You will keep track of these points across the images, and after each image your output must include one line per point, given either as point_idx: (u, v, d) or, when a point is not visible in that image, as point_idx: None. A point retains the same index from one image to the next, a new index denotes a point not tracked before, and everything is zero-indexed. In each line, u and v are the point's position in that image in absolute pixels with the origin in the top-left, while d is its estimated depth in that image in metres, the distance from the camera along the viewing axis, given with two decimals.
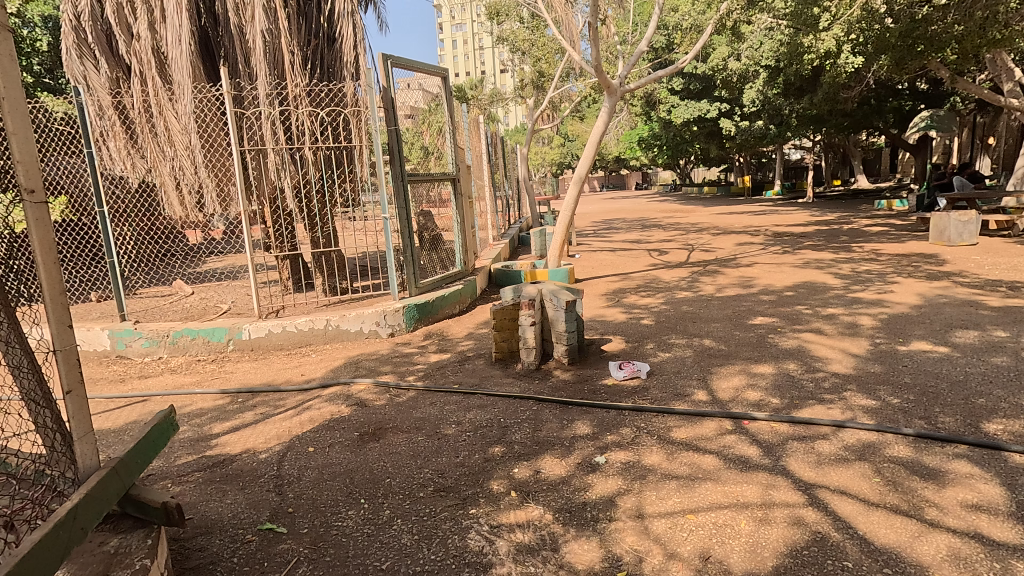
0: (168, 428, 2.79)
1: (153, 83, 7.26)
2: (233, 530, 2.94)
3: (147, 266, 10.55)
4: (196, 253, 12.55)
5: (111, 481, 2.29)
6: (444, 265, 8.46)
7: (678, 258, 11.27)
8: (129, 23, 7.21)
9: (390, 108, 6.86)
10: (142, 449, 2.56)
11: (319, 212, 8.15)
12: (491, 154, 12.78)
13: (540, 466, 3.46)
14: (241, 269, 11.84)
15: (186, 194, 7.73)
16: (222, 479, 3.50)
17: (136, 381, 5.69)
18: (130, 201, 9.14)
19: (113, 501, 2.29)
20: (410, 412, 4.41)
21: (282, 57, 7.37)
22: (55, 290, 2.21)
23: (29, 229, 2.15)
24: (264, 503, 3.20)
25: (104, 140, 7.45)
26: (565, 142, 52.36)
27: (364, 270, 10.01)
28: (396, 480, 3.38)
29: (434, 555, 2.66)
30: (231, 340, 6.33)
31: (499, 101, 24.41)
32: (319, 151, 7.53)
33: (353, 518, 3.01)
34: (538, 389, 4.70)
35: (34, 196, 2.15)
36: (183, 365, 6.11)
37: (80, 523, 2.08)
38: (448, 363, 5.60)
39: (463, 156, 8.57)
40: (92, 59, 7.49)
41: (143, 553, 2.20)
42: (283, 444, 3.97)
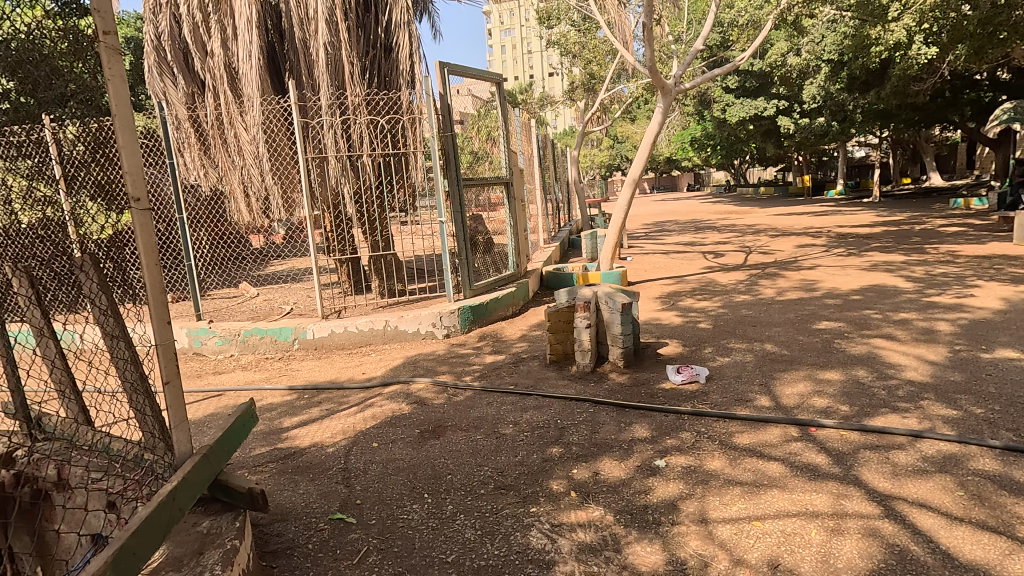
0: (250, 419, 2.98)
1: (226, 98, 7.72)
2: (307, 518, 3.10)
3: (219, 269, 11.21)
4: (262, 256, 13.20)
5: (203, 466, 2.48)
6: (497, 267, 8.58)
7: (735, 261, 10.97)
8: (203, 41, 7.69)
9: (446, 115, 7.02)
10: (228, 437, 2.74)
11: (377, 217, 8.43)
12: (542, 157, 12.84)
13: (599, 468, 3.46)
14: (303, 272, 12.36)
15: (254, 201, 8.16)
16: (294, 470, 3.69)
17: (212, 377, 6.07)
18: (203, 209, 9.76)
19: (205, 485, 2.48)
20: (468, 411, 4.50)
21: (343, 69, 7.68)
22: (158, 290, 2.42)
23: (135, 233, 2.36)
24: (334, 494, 3.36)
25: (182, 150, 8.04)
26: (615, 144, 51.84)
27: (418, 273, 10.27)
28: (457, 477, 3.47)
29: (498, 550, 2.72)
30: (296, 339, 6.63)
31: (548, 105, 24.48)
32: (377, 158, 7.80)
33: (418, 512, 3.11)
34: (593, 392, 4.70)
35: (140, 204, 2.36)
36: (253, 362, 6.46)
37: (178, 504, 2.26)
38: (503, 364, 5.68)
39: (515, 159, 8.65)
40: (171, 76, 7.95)
41: (232, 534, 2.35)
42: (348, 439, 4.15)
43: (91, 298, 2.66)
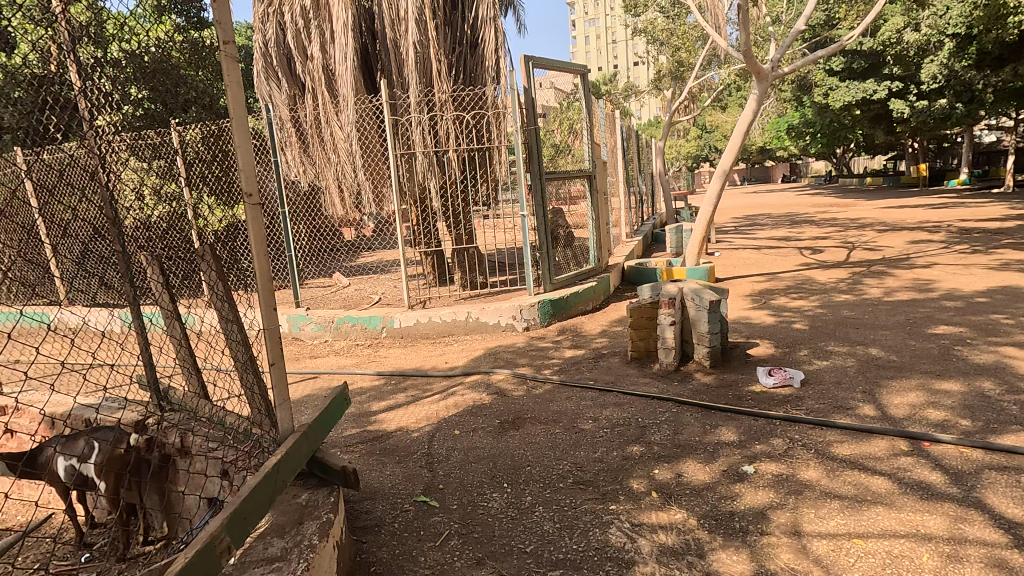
0: (343, 402, 3.17)
1: (323, 98, 8.21)
2: (394, 498, 3.26)
3: (316, 259, 12.00)
4: (355, 248, 13.96)
5: (302, 443, 2.67)
6: (578, 261, 8.51)
7: (836, 258, 10.17)
8: (304, 45, 8.20)
9: (530, 108, 7.04)
10: (324, 418, 2.93)
11: (460, 210, 8.65)
12: (626, 149, 12.55)
13: (682, 470, 3.36)
14: (391, 263, 12.94)
15: (347, 195, 8.63)
16: (382, 452, 3.89)
17: (309, 360, 6.52)
18: (302, 203, 10.47)
19: (304, 461, 2.67)
20: (548, 405, 4.52)
21: (431, 66, 7.91)
22: (266, 280, 2.63)
23: (247, 225, 2.58)
24: (418, 477, 3.50)
25: (284, 149, 8.67)
26: (703, 134, 49.66)
27: (500, 266, 10.42)
28: (536, 469, 3.50)
29: (576, 545, 2.72)
30: (384, 327, 6.96)
31: (633, 95, 23.86)
32: (462, 152, 7.98)
33: (498, 501, 3.17)
34: (677, 391, 4.55)
35: (252, 199, 2.57)
36: (345, 348, 6.87)
37: (281, 477, 2.46)
38: (583, 359, 5.64)
39: (598, 151, 8.51)
40: (276, 80, 8.64)
41: (327, 508, 2.52)
42: (432, 425, 4.31)
43: (211, 286, 2.94)
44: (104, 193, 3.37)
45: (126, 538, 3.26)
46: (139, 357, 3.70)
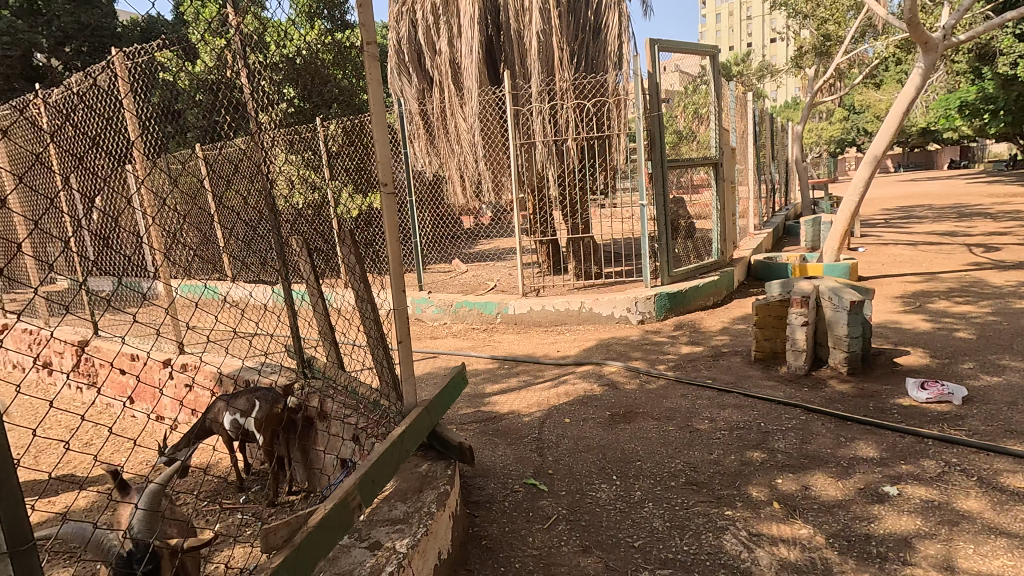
0: (461, 381, 3.34)
1: (449, 91, 8.56)
2: (505, 478, 3.38)
3: (437, 246, 12.64)
4: (473, 235, 14.49)
5: (423, 417, 2.87)
6: (699, 254, 8.11)
7: (1016, 257, 8.67)
8: (433, 41, 8.60)
9: (654, 94, 6.78)
10: (444, 395, 3.12)
11: (576, 200, 8.62)
12: (758, 134, 11.65)
13: (810, 482, 3.10)
14: (507, 251, 13.26)
15: (468, 184, 8.97)
16: (494, 433, 4.05)
17: (429, 340, 6.93)
18: (427, 192, 11.06)
19: (424, 433, 2.87)
20: (661, 401, 4.40)
21: (553, 56, 7.92)
22: (397, 264, 2.84)
23: (382, 212, 2.81)
24: (528, 460, 3.60)
25: (413, 140, 9.20)
26: (850, 115, 44.55)
27: (615, 256, 10.26)
28: (647, 464, 3.44)
29: (687, 546, 2.64)
30: (499, 313, 7.17)
31: (768, 75, 22.00)
32: (580, 141, 7.92)
33: (606, 492, 3.17)
34: (806, 397, 4.20)
35: (387, 188, 2.79)
36: (463, 331, 7.19)
37: (404, 446, 2.67)
38: (701, 356, 5.39)
39: (727, 137, 7.99)
40: (407, 75, 9.13)
41: (444, 480, 2.69)
42: (543, 411, 4.39)
43: (350, 268, 3.24)
44: (264, 185, 3.82)
45: (274, 486, 3.73)
46: (289, 329, 4.18)
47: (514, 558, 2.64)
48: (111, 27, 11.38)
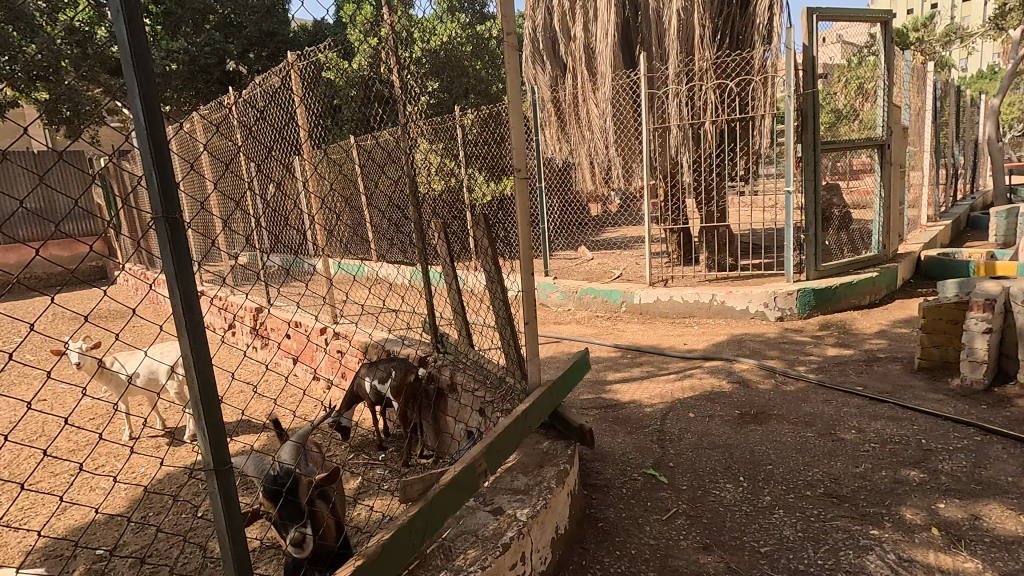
0: (584, 366, 3.39)
1: (582, 77, 8.47)
2: (624, 465, 3.38)
3: (564, 232, 12.72)
4: (600, 223, 14.34)
5: (546, 397, 2.96)
6: (854, 248, 7.27)
7: None
8: (569, 27, 8.55)
9: (809, 70, 6.16)
10: (566, 378, 3.19)
11: (712, 187, 8.15)
12: (939, 110, 10.04)
13: (981, 512, 2.70)
14: (634, 239, 12.95)
15: (598, 171, 8.90)
16: (615, 420, 4.04)
17: (553, 325, 7.05)
18: (556, 179, 11.15)
19: (546, 413, 2.96)
20: (799, 404, 4.07)
21: (694, 34, 7.48)
22: (527, 248, 2.96)
23: (515, 197, 2.94)
24: (649, 450, 3.56)
25: (544, 128, 9.31)
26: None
27: (753, 248, 9.55)
28: (779, 469, 3.22)
29: (820, 561, 2.46)
30: (624, 302, 7.07)
31: (959, 39, 18.76)
32: (720, 124, 7.47)
33: (731, 492, 3.04)
34: (983, 416, 3.62)
35: (521, 173, 2.91)
36: (586, 318, 7.21)
37: (527, 423, 2.78)
38: (850, 360, 4.88)
39: (897, 115, 7.02)
40: (541, 63, 9.22)
41: (564, 458, 2.77)
42: (666, 403, 4.28)
43: (483, 251, 3.41)
44: (408, 172, 4.14)
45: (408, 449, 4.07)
46: (426, 306, 4.51)
47: (630, 544, 2.65)
48: (286, 33, 12.90)
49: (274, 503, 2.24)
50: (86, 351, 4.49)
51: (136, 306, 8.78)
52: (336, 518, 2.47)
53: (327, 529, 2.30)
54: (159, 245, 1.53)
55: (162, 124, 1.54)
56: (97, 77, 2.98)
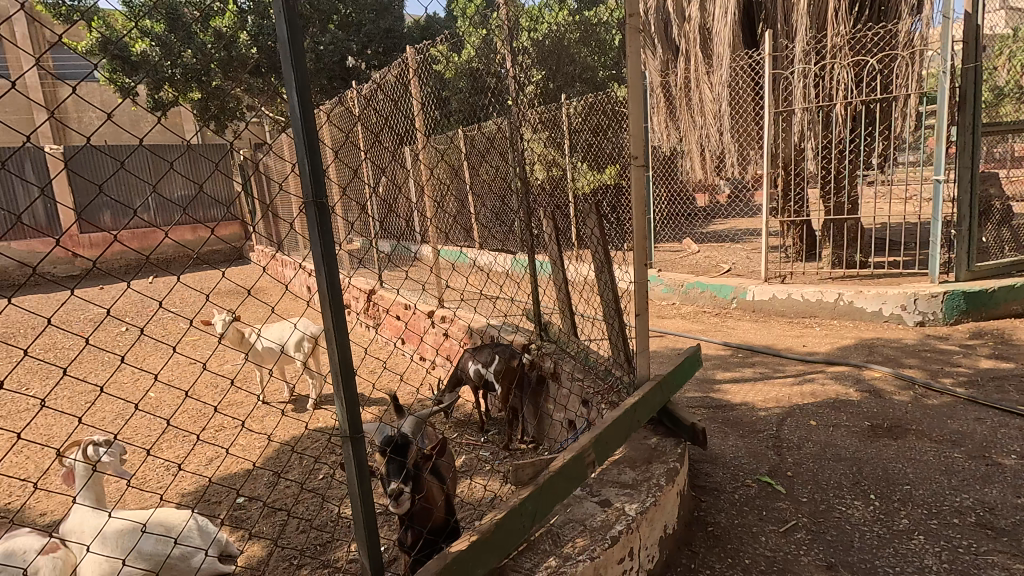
0: (695, 362, 3.25)
1: (696, 60, 7.98)
2: (736, 469, 3.21)
3: (668, 223, 12.24)
4: (708, 214, 13.63)
5: (656, 391, 2.88)
6: (1018, 246, 6.29)
7: None
8: (683, 8, 8.05)
9: (972, 42, 5.37)
10: (677, 373, 3.08)
11: (841, 175, 7.42)
12: None
13: None
14: (746, 232, 12.17)
15: (709, 159, 8.41)
16: (725, 422, 3.84)
17: (656, 319, 6.83)
18: (663, 167, 10.73)
19: (655, 408, 2.88)
20: (944, 421, 3.62)
21: (827, 7, 6.76)
22: (640, 238, 2.88)
23: (631, 185, 2.89)
24: (764, 457, 3.34)
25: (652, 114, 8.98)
26: None
27: (885, 243, 8.59)
28: (918, 491, 2.90)
29: None
30: (736, 298, 6.68)
31: None
32: (854, 106, 6.76)
33: (860, 511, 2.79)
34: None
35: (638, 160, 2.84)
36: (692, 313, 6.90)
37: (636, 416, 2.73)
38: (1010, 374, 4.24)
39: None
40: (652, 47, 8.87)
41: (674, 456, 2.68)
42: (783, 408, 3.99)
43: (592, 240, 3.36)
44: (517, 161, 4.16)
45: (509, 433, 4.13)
46: (531, 294, 4.55)
47: (743, 553, 2.52)
48: (400, 28, 13.47)
49: (383, 459, 2.31)
50: (229, 322, 5.02)
51: (267, 284, 9.70)
52: (441, 491, 2.51)
53: (426, 497, 2.35)
54: (308, 227, 1.65)
55: (312, 114, 1.65)
56: (243, 76, 3.27)
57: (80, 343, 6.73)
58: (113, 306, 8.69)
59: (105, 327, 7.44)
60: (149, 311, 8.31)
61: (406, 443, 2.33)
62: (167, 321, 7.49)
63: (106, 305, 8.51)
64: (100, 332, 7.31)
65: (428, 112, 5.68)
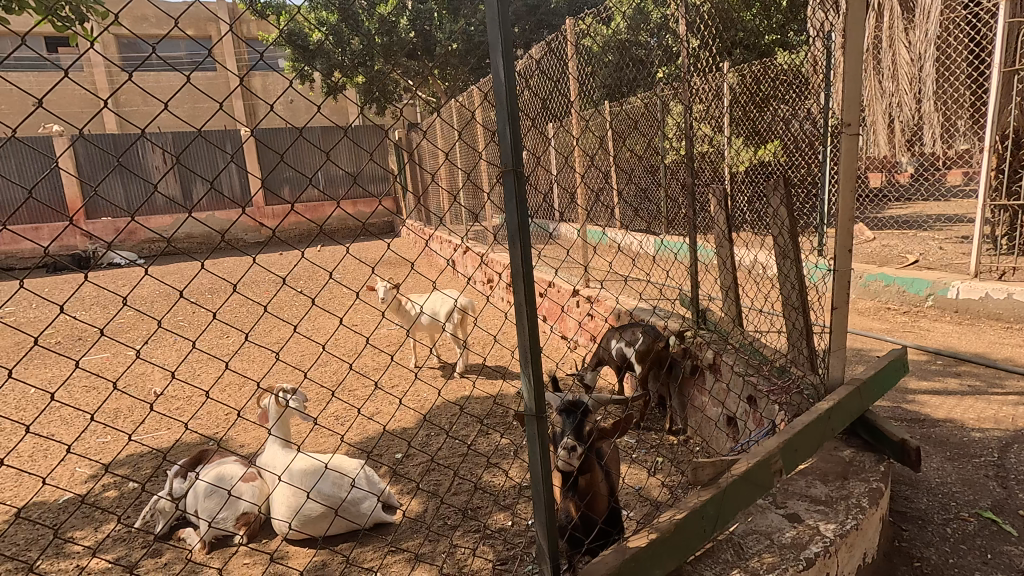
0: (899, 369, 2.80)
1: (891, 13, 6.70)
2: (945, 497, 2.71)
3: None
4: (884, 197, 11.84)
5: (852, 399, 2.52)
6: None
7: None
8: None
9: None
10: (877, 379, 2.68)
11: None
12: None
13: None
14: (934, 219, 10.37)
15: (899, 132, 7.08)
16: (925, 440, 3.27)
17: None
18: None
19: (851, 418, 2.52)
20: None
21: None
22: (846, 220, 2.51)
23: (838, 158, 2.51)
24: (983, 487, 2.79)
25: None
26: None
27: None
28: None
29: None
30: (932, 295, 5.68)
31: None
32: None
33: None
34: None
35: (850, 129, 2.45)
36: (872, 309, 6.02)
37: (828, 424, 2.41)
38: None
39: None
40: None
41: (876, 476, 2.32)
42: (1005, 432, 3.30)
43: (777, 220, 2.98)
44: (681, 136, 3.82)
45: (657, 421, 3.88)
46: (690, 278, 4.23)
47: None
48: (545, 3, 13.28)
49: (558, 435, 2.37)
50: (388, 290, 5.35)
51: (414, 257, 10.27)
52: (609, 484, 2.45)
53: (596, 481, 2.33)
54: (505, 196, 1.60)
55: (515, 77, 1.57)
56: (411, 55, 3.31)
57: (265, 301, 7.67)
58: (289, 272, 9.80)
59: (283, 290, 8.42)
60: (317, 279, 9.24)
61: (582, 421, 2.35)
62: (332, 287, 8.25)
63: (284, 271, 9.63)
64: (278, 293, 8.28)
65: (582, 88, 5.48)
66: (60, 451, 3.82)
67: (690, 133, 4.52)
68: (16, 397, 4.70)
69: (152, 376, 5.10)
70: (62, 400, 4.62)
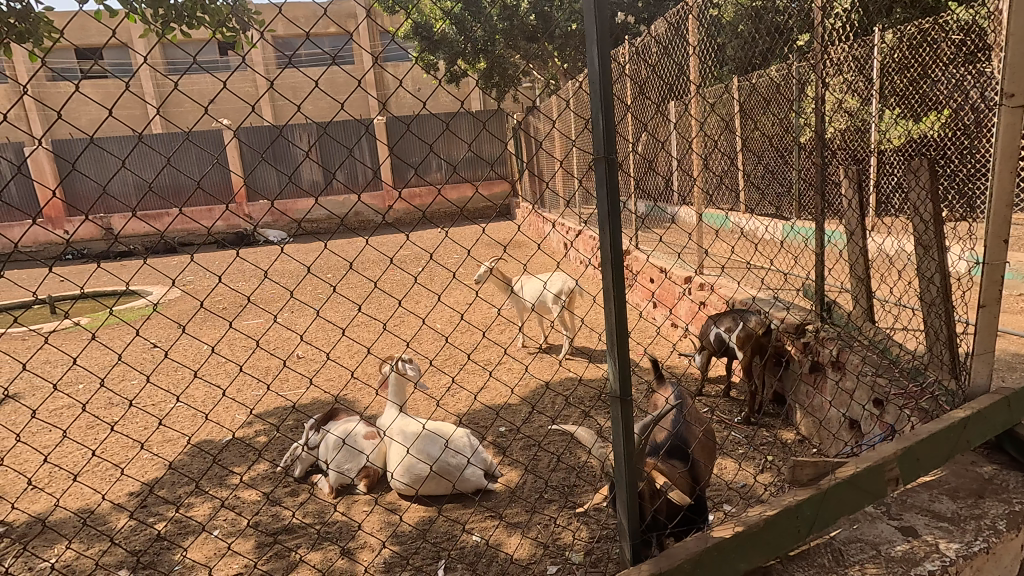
0: None
1: None
2: None
3: None
4: None
5: (999, 409, 2.23)
6: None
7: None
8: None
9: None
10: None
11: None
12: None
13: None
14: None
15: None
16: None
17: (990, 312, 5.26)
18: None
19: (995, 431, 2.24)
20: None
21: None
22: (1001, 208, 2.19)
23: (997, 136, 2.18)
24: None
25: None
26: None
27: None
28: None
29: None
30: None
31: None
32: None
33: None
34: None
35: (1013, 101, 2.12)
36: None
37: (966, 436, 2.16)
38: None
39: None
40: None
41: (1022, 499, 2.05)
42: None
43: (918, 207, 2.65)
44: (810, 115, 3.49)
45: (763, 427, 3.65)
46: (814, 268, 3.87)
47: None
48: None
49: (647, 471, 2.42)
50: (499, 273, 5.54)
51: (527, 239, 10.47)
52: (691, 472, 2.42)
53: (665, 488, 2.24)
54: (596, 183, 1.64)
55: (608, 63, 1.59)
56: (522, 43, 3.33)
57: (390, 279, 8.33)
58: (411, 252, 10.50)
59: (406, 269, 9.06)
60: (436, 258, 9.83)
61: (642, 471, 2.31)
62: (449, 268, 8.74)
63: (407, 252, 10.34)
64: (402, 272, 8.94)
65: (705, 64, 5.15)
66: (225, 400, 4.53)
67: (824, 107, 4.10)
68: (193, 352, 5.62)
69: (293, 341, 5.81)
70: (227, 357, 5.44)
